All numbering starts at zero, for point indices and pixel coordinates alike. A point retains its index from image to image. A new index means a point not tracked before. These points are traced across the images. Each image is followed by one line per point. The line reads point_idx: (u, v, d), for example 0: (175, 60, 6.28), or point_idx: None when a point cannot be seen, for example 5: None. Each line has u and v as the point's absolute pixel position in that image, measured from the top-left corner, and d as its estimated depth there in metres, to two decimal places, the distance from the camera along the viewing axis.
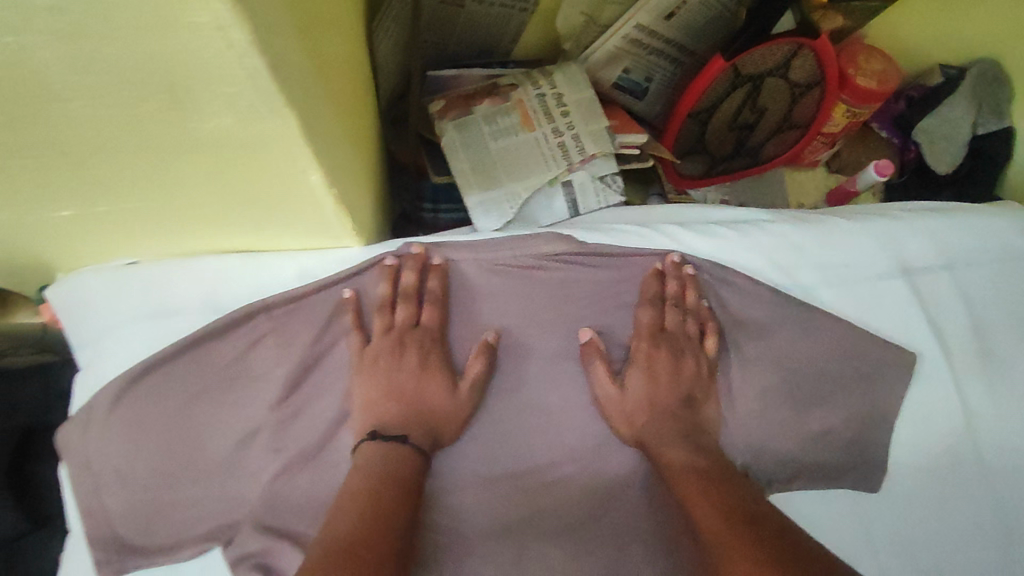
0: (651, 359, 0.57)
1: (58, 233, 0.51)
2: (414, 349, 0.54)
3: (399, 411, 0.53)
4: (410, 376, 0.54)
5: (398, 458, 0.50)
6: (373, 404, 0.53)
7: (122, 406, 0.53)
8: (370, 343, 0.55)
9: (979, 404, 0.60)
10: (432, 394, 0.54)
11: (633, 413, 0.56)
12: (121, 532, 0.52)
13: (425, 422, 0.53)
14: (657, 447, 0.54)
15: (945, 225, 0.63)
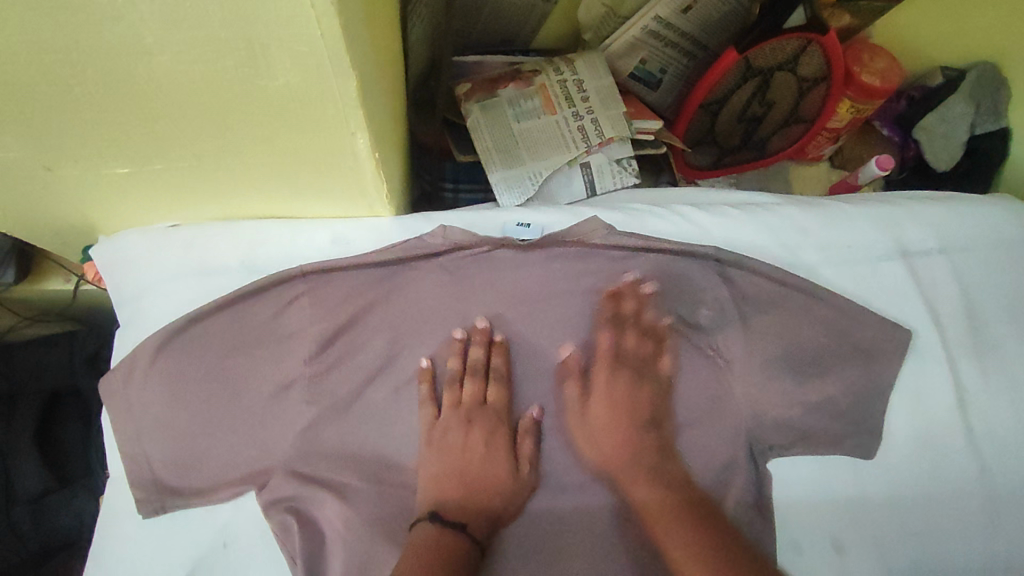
0: (620, 391, 0.60)
1: (111, 191, 0.54)
2: (479, 432, 0.57)
3: (456, 498, 0.54)
4: (471, 460, 0.56)
5: (449, 538, 0.50)
6: (437, 483, 0.55)
7: (165, 355, 0.56)
8: (439, 418, 0.57)
9: (970, 380, 0.63)
10: (490, 477, 0.56)
11: (617, 463, 0.58)
12: (160, 476, 0.55)
13: (479, 510, 0.55)
14: (629, 480, 0.58)
15: (938, 214, 0.68)
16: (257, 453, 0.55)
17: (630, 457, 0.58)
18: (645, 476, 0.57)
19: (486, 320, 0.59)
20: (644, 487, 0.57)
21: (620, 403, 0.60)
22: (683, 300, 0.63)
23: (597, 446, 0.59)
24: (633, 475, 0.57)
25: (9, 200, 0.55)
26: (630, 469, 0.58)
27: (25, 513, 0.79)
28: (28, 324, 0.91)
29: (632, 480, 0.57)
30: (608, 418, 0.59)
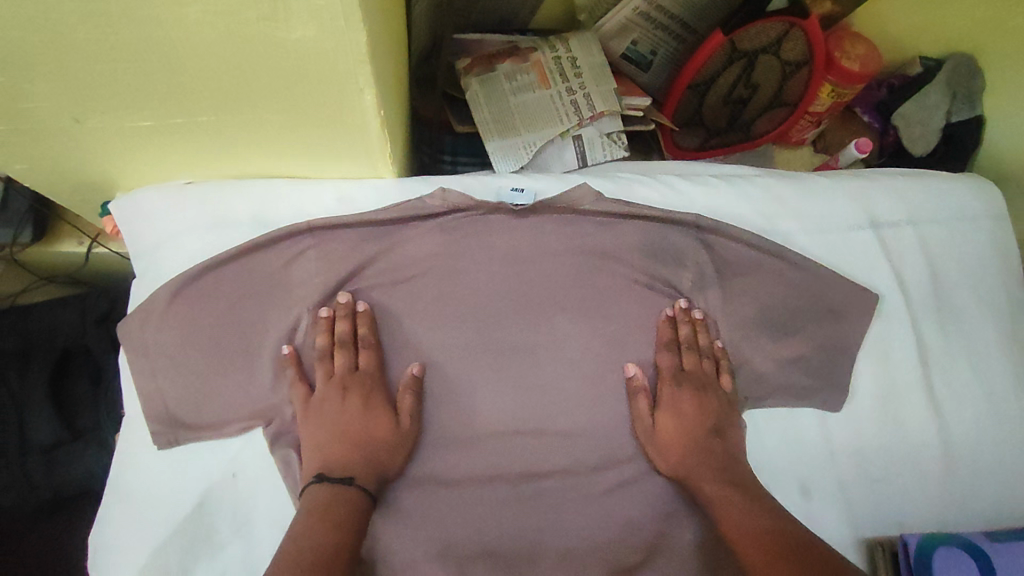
0: (684, 401, 0.62)
1: (133, 146, 0.59)
2: (342, 394, 0.59)
3: (339, 454, 0.57)
4: (349, 418, 0.58)
5: (344, 497, 0.53)
6: (319, 449, 0.57)
7: (180, 300, 0.60)
8: (314, 392, 0.59)
9: (931, 341, 0.68)
10: (375, 433, 0.58)
11: (682, 467, 0.60)
12: (173, 412, 0.58)
13: (376, 466, 0.57)
14: (700, 480, 0.59)
15: (909, 187, 0.72)
16: (265, 393, 0.59)
17: (694, 460, 0.60)
18: (711, 475, 0.59)
19: (347, 293, 0.61)
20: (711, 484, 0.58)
21: (688, 414, 0.62)
22: (666, 264, 0.66)
23: (659, 450, 0.61)
24: (699, 473, 0.59)
25: (36, 153, 0.58)
26: (688, 468, 0.60)
27: (39, 463, 0.84)
28: (36, 286, 0.93)
29: (698, 481, 0.59)
30: (676, 424, 0.61)
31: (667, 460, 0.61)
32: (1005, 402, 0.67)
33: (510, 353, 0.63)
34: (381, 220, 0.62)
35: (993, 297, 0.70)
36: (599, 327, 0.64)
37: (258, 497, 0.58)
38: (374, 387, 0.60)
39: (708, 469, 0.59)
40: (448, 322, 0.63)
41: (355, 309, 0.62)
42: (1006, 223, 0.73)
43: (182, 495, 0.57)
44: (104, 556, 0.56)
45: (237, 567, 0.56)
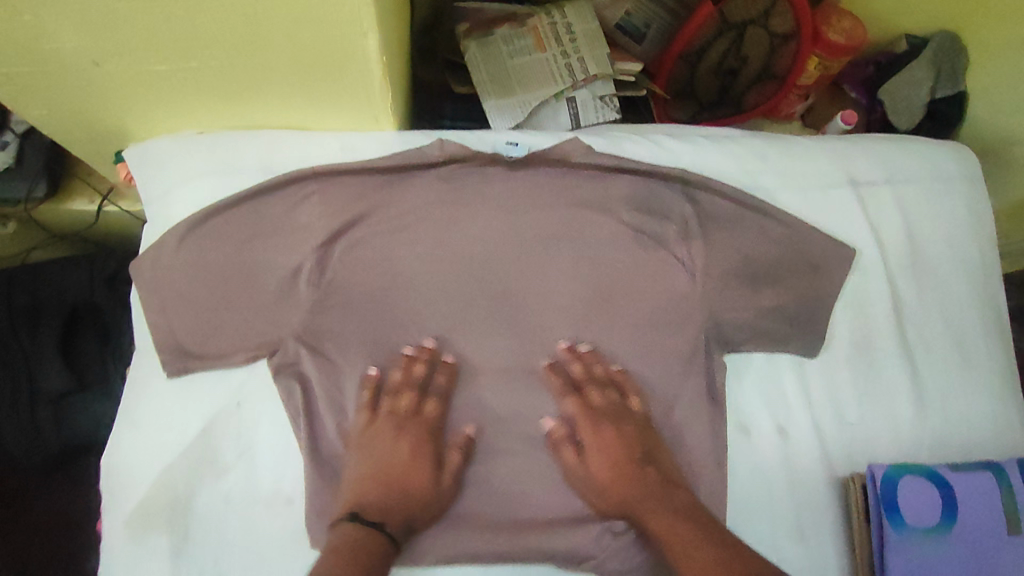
0: (596, 437, 0.62)
1: (147, 91, 0.62)
2: (400, 439, 0.61)
3: (381, 503, 0.57)
4: (399, 466, 0.59)
5: (371, 539, 0.54)
6: (359, 482, 0.58)
7: (189, 241, 0.63)
8: (373, 422, 0.61)
9: (906, 294, 0.72)
10: (418, 485, 0.59)
11: (621, 506, 0.60)
12: (183, 344, 0.62)
13: (405, 509, 0.58)
14: (642, 516, 0.58)
15: (887, 149, 0.76)
16: (269, 326, 0.62)
17: (625, 497, 0.59)
18: (653, 503, 0.58)
19: (432, 339, 0.64)
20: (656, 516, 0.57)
21: (604, 447, 0.62)
22: (654, 216, 0.68)
23: (591, 490, 0.61)
24: (639, 506, 0.58)
25: (54, 98, 0.61)
26: (630, 507, 0.59)
27: (48, 412, 0.85)
28: (47, 244, 0.97)
29: (643, 509, 0.58)
30: (600, 467, 0.61)
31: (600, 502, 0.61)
32: (973, 351, 0.71)
33: (503, 298, 0.66)
34: (385, 167, 0.66)
35: (966, 254, 0.74)
36: (587, 274, 0.67)
37: (261, 423, 0.61)
38: (417, 427, 0.62)
39: (645, 496, 0.59)
40: (444, 266, 0.66)
41: (438, 358, 0.65)
42: (980, 186, 0.77)
43: (188, 421, 0.60)
44: (115, 477, 0.59)
45: (240, 489, 0.60)
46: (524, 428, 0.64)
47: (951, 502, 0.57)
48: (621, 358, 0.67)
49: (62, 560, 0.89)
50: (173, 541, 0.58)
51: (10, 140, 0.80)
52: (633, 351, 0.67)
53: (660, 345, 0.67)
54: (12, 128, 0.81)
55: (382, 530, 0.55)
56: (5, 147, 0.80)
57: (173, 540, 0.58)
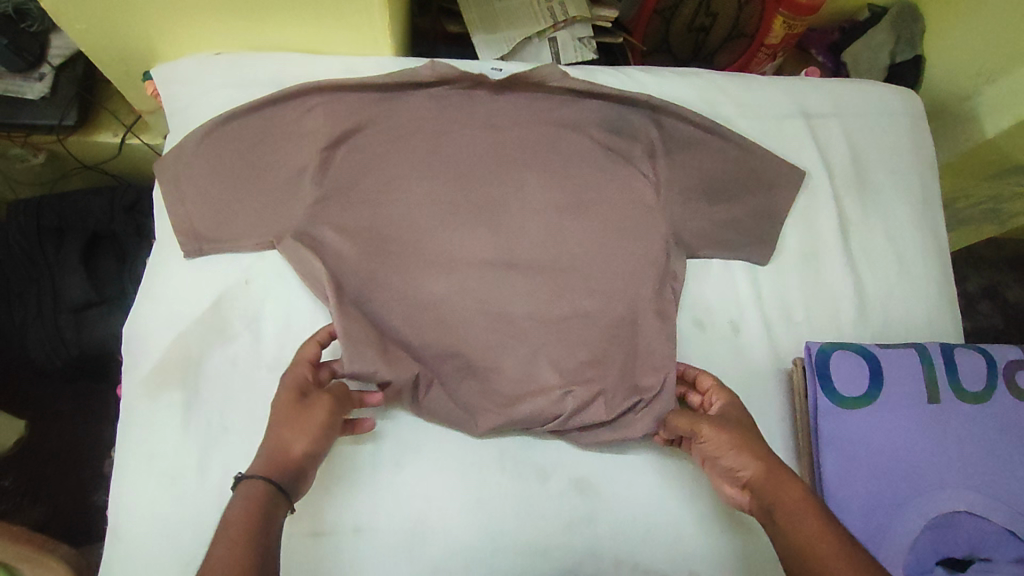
0: (740, 417, 0.61)
1: (176, 5, 0.70)
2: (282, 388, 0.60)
3: (266, 458, 0.55)
4: (285, 418, 0.57)
5: (249, 492, 0.52)
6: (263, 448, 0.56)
7: (205, 143, 0.70)
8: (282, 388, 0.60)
9: (851, 212, 0.80)
10: (285, 433, 0.57)
11: (756, 470, 0.56)
12: (200, 229, 0.69)
13: (284, 460, 0.56)
14: (768, 487, 0.55)
15: (837, 86, 0.85)
16: (274, 217, 0.69)
17: (769, 467, 0.56)
18: (790, 479, 0.55)
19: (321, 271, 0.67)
20: (792, 491, 0.54)
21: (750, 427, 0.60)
22: (621, 136, 0.76)
23: (733, 449, 0.58)
24: (782, 480, 0.55)
25: (93, 14, 0.70)
26: (768, 478, 0.55)
27: (69, 319, 0.93)
28: (74, 174, 1.06)
29: (776, 488, 0.55)
30: (740, 434, 0.58)
31: (739, 464, 0.57)
32: (911, 265, 0.79)
33: (485, 200, 0.73)
34: (378, 85, 0.72)
35: (907, 181, 0.82)
36: (562, 182, 0.74)
37: (267, 300, 0.70)
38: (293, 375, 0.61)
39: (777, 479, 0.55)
40: (433, 171, 0.72)
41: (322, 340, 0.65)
42: (923, 122, 0.85)
43: (201, 295, 0.68)
44: (133, 341, 0.67)
45: (245, 355, 0.68)
46: (502, 320, 0.70)
47: (877, 371, 0.66)
48: (593, 261, 0.73)
49: (78, 481, 1.00)
50: (184, 396, 0.66)
51: (48, 72, 0.89)
52: (604, 254, 0.73)
53: (628, 248, 0.73)
54: (50, 61, 0.89)
55: (262, 479, 0.53)
56: (43, 79, 0.89)
57: (185, 395, 0.65)
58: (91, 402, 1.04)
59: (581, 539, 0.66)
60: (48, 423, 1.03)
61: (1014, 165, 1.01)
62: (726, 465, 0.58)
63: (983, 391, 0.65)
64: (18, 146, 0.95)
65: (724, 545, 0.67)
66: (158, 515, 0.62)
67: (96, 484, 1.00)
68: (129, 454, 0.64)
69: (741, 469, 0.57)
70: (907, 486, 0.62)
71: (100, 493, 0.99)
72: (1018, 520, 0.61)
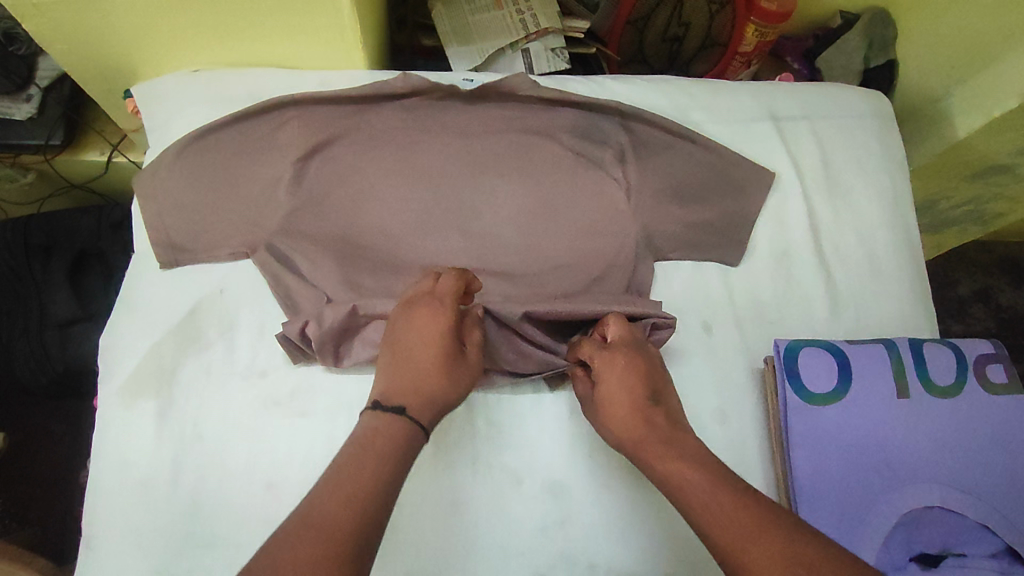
0: (608, 392, 0.59)
1: (152, 25, 0.72)
2: (428, 326, 0.58)
3: (410, 388, 0.55)
4: (426, 349, 0.57)
5: (394, 426, 0.52)
6: (399, 380, 0.56)
7: (183, 155, 0.72)
8: (436, 314, 0.59)
9: (822, 212, 0.81)
10: (441, 381, 0.56)
11: (635, 442, 0.55)
12: (177, 240, 0.70)
13: (434, 398, 0.55)
14: (652, 457, 0.54)
15: (808, 91, 0.86)
16: (249, 227, 0.70)
17: (651, 434, 0.55)
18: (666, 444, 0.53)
19: (305, 263, 0.69)
20: (670, 459, 0.52)
21: (630, 387, 0.58)
22: (592, 142, 0.77)
23: (612, 431, 0.58)
24: (655, 449, 0.54)
25: (72, 32, 0.72)
26: (649, 450, 0.54)
27: (55, 336, 0.94)
28: (62, 193, 1.08)
29: (658, 459, 0.53)
30: (621, 394, 0.58)
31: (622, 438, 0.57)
32: (883, 263, 0.79)
33: (457, 207, 0.74)
34: (351, 98, 0.73)
35: (878, 181, 0.83)
36: (532, 188, 0.75)
37: (241, 307, 0.70)
38: (450, 316, 0.59)
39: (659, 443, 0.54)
40: (407, 179, 0.74)
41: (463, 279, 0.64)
42: (892, 123, 0.87)
43: (176, 304, 0.69)
44: (111, 351, 0.68)
45: (219, 361, 0.68)
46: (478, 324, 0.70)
47: (845, 367, 0.66)
48: (566, 263, 0.74)
49: (65, 501, 1.00)
50: (159, 403, 0.66)
51: (36, 93, 0.90)
52: (578, 258, 0.74)
53: (600, 249, 0.74)
54: (37, 82, 0.90)
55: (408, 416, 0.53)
56: (30, 100, 0.90)
57: (160, 403, 0.66)
58: (79, 421, 1.05)
59: (554, 542, 0.65)
60: (36, 445, 1.03)
61: (990, 165, 1.01)
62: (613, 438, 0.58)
63: (953, 384, 0.66)
64: (7, 166, 0.97)
65: (703, 549, 0.66)
66: (133, 522, 0.62)
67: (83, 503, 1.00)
68: (106, 461, 0.64)
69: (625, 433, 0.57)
70: (878, 481, 0.63)
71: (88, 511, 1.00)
72: (989, 514, 0.61)
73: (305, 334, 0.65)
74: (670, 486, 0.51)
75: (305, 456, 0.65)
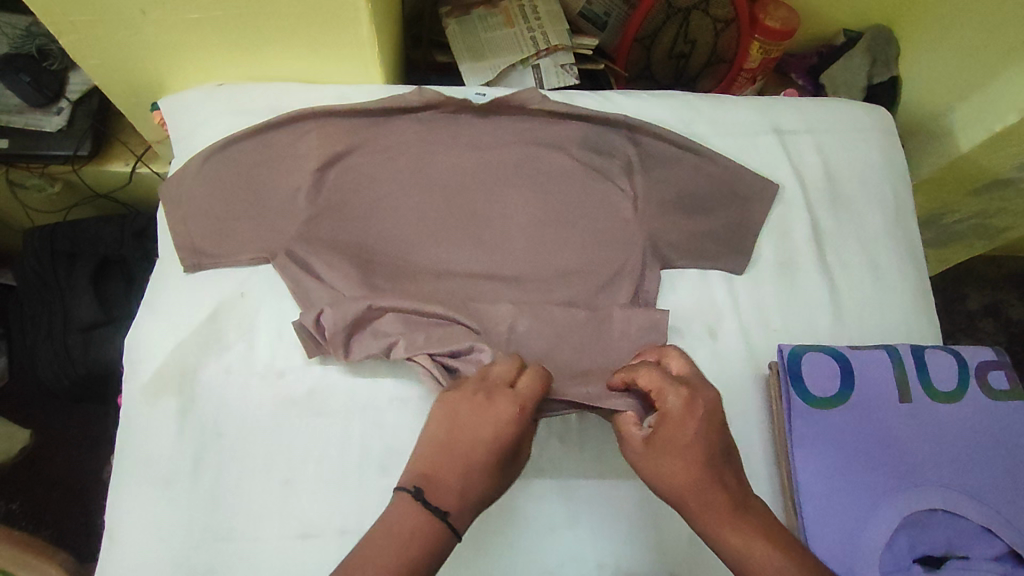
0: (676, 439, 0.53)
1: (177, 41, 0.75)
2: (502, 419, 0.54)
3: (458, 488, 0.52)
4: (483, 443, 0.53)
5: (429, 527, 0.49)
6: (445, 474, 0.52)
7: (209, 163, 0.75)
8: (506, 409, 0.54)
9: (826, 222, 0.83)
10: (487, 488, 0.53)
11: (698, 501, 0.52)
12: (201, 246, 0.73)
13: (475, 500, 0.52)
14: (720, 523, 0.52)
15: (814, 107, 0.88)
16: (269, 233, 0.73)
17: (720, 498, 0.52)
18: (737, 518, 0.52)
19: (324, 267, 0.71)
20: (745, 534, 0.51)
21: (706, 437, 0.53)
22: (600, 154, 0.80)
23: (664, 477, 0.53)
24: (723, 518, 0.52)
25: (105, 48, 0.75)
26: (719, 514, 0.52)
27: (78, 339, 0.97)
28: (87, 202, 1.12)
29: (725, 529, 0.52)
30: (692, 437, 0.53)
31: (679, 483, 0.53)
32: (887, 272, 0.81)
33: (469, 216, 0.77)
34: (369, 110, 0.76)
35: (881, 193, 0.85)
36: (543, 197, 0.78)
37: (260, 310, 0.72)
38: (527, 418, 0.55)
39: (729, 516, 0.52)
40: (421, 188, 0.76)
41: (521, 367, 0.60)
42: (894, 137, 0.89)
43: (199, 306, 0.72)
44: (136, 352, 0.70)
45: (239, 362, 0.70)
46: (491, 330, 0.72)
47: (848, 372, 0.68)
48: (576, 271, 0.76)
49: (81, 505, 1.02)
50: (181, 402, 0.68)
51: (66, 106, 0.95)
52: (587, 267, 0.75)
53: (608, 257, 0.76)
54: (68, 96, 0.95)
55: (449, 523, 0.50)
56: (61, 112, 0.95)
57: (182, 402, 0.68)
58: (98, 427, 1.07)
59: (563, 543, 0.66)
60: (53, 449, 1.05)
61: (993, 180, 1.02)
62: (660, 478, 0.54)
63: (955, 390, 0.67)
64: (36, 176, 1.01)
65: (709, 553, 0.67)
66: (157, 517, 0.64)
67: (99, 509, 1.02)
68: (131, 458, 0.66)
69: (682, 485, 0.52)
70: (880, 482, 0.64)
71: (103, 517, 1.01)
72: (993, 518, 0.62)
73: (319, 324, 0.68)
74: (740, 558, 0.51)
75: (322, 458, 0.66)
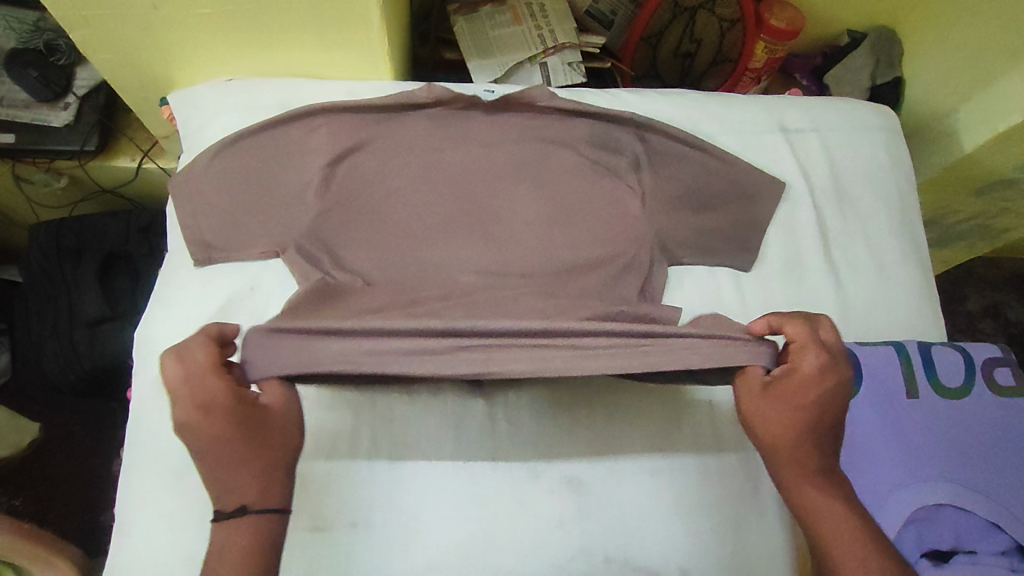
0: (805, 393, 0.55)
1: (187, 36, 0.75)
2: (196, 415, 0.53)
3: (235, 487, 0.53)
4: (210, 444, 0.53)
5: (246, 523, 0.53)
6: (216, 482, 0.53)
7: (217, 158, 0.74)
8: (185, 409, 0.53)
9: (831, 220, 0.83)
10: (252, 468, 0.53)
11: (791, 452, 0.55)
12: (211, 241, 0.73)
13: (260, 481, 0.54)
14: (802, 479, 0.55)
15: (820, 105, 0.89)
16: (279, 228, 0.73)
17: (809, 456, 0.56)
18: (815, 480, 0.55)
19: (334, 262, 0.72)
20: (824, 494, 0.55)
21: (826, 398, 0.56)
22: (608, 151, 0.80)
23: (769, 421, 0.55)
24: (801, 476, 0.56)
25: (115, 42, 0.75)
26: (804, 470, 0.56)
27: (84, 334, 0.97)
28: (93, 197, 1.12)
29: (805, 486, 0.55)
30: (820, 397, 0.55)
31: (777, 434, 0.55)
32: (892, 270, 0.82)
33: (478, 212, 0.77)
34: (379, 106, 0.76)
35: (885, 192, 0.86)
36: (551, 194, 0.78)
37: (271, 304, 0.74)
38: (215, 400, 0.53)
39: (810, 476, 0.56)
40: (430, 184, 0.77)
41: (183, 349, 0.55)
42: (898, 136, 0.90)
43: (210, 300, 0.73)
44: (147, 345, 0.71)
45: None
46: None
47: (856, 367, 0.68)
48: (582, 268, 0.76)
49: (85, 500, 1.02)
50: None
51: (73, 101, 0.94)
52: (593, 262, 0.75)
53: (615, 253, 0.76)
54: (75, 91, 0.95)
55: (255, 511, 0.53)
56: (68, 108, 0.95)
57: None
58: (104, 422, 1.07)
59: (568, 537, 0.66)
60: (57, 444, 1.05)
61: (995, 180, 1.03)
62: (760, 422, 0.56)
63: (962, 387, 0.68)
64: (42, 171, 1.01)
65: (713, 545, 0.68)
66: (165, 509, 0.64)
67: (103, 504, 1.02)
68: (140, 450, 0.66)
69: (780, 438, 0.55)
70: (889, 475, 0.64)
71: (106, 513, 1.01)
72: (998, 514, 0.63)
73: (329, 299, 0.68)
74: (809, 513, 0.55)
75: (329, 451, 0.67)
